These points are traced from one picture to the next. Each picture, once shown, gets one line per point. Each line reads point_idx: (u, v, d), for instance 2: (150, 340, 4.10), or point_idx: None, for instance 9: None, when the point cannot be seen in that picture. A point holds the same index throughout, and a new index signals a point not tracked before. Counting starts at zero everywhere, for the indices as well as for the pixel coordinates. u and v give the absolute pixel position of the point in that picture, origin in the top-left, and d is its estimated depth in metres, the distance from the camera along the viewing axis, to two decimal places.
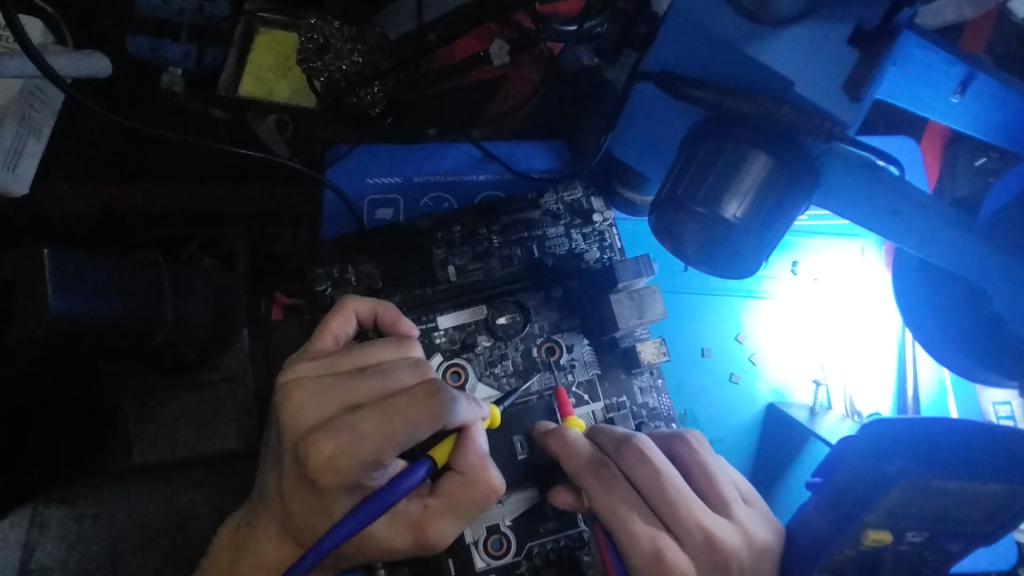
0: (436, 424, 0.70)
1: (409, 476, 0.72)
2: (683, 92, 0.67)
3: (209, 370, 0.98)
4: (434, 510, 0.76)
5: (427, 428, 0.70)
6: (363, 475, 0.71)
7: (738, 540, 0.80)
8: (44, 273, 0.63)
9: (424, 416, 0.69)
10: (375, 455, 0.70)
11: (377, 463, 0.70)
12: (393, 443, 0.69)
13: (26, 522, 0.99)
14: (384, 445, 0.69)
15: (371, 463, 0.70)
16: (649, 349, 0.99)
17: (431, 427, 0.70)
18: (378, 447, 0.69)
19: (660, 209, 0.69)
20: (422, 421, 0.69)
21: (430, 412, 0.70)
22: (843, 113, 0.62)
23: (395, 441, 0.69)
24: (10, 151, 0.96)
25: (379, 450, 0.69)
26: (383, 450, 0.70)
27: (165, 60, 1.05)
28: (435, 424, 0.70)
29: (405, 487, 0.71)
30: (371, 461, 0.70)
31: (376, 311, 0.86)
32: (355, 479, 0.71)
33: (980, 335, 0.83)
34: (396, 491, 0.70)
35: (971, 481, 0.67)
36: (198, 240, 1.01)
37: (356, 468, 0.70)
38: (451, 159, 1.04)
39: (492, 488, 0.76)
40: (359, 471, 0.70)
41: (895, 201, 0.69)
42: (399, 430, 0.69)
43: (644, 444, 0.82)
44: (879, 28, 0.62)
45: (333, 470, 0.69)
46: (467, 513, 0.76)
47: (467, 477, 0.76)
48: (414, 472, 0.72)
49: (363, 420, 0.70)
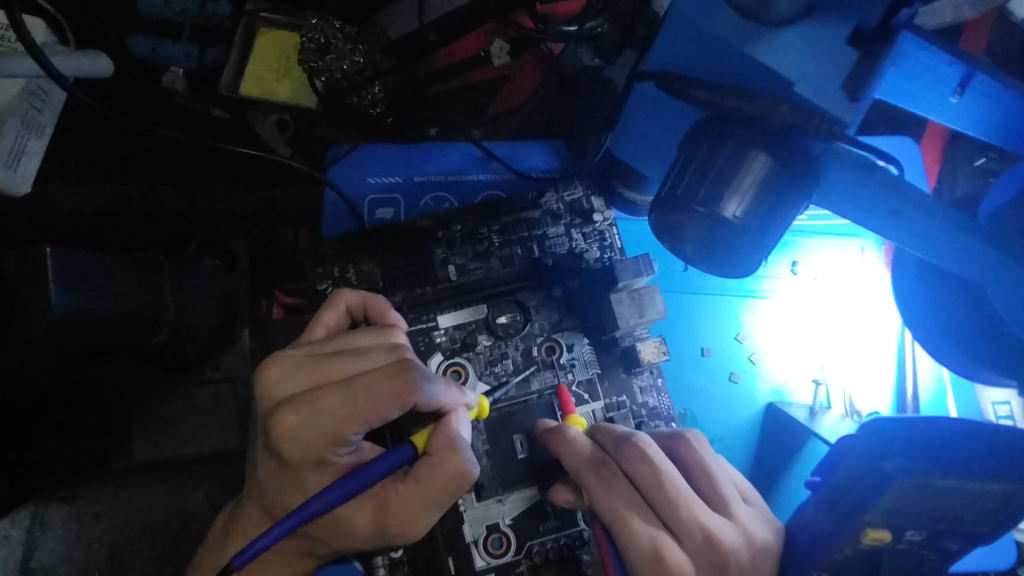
0: (404, 403, 0.70)
1: (381, 460, 0.73)
2: (682, 91, 0.68)
3: (209, 369, 1.00)
4: (404, 496, 0.74)
5: (394, 407, 0.70)
6: (327, 453, 0.72)
7: (738, 540, 0.80)
8: (46, 272, 0.64)
9: (389, 394, 0.69)
10: (338, 430, 0.70)
11: (341, 439, 0.71)
12: (356, 418, 0.70)
13: (27, 521, 0.98)
14: (348, 420, 0.70)
15: (334, 439, 0.71)
16: (649, 348, 0.99)
17: (399, 406, 0.70)
18: (341, 421, 0.70)
19: (660, 208, 0.69)
20: (388, 398, 0.69)
21: (396, 390, 0.70)
22: (844, 113, 0.62)
23: (359, 416, 0.70)
24: (11, 151, 0.96)
25: (342, 424, 0.70)
26: (346, 426, 0.70)
27: (167, 60, 1.06)
28: (401, 404, 0.70)
29: (376, 471, 0.73)
30: (334, 436, 0.70)
31: (366, 303, 0.87)
32: (319, 455, 0.72)
33: (979, 335, 0.83)
34: (369, 474, 0.72)
35: (969, 480, 0.67)
36: (198, 240, 1.01)
37: (317, 442, 0.71)
38: (453, 159, 1.04)
39: (463, 472, 0.74)
40: (322, 446, 0.71)
41: (895, 201, 0.69)
42: (363, 406, 0.69)
43: (644, 443, 0.83)
44: (878, 30, 0.63)
45: (295, 443, 0.70)
46: (437, 498, 0.74)
47: (434, 459, 0.74)
48: (385, 457, 0.74)
49: (327, 395, 0.70)
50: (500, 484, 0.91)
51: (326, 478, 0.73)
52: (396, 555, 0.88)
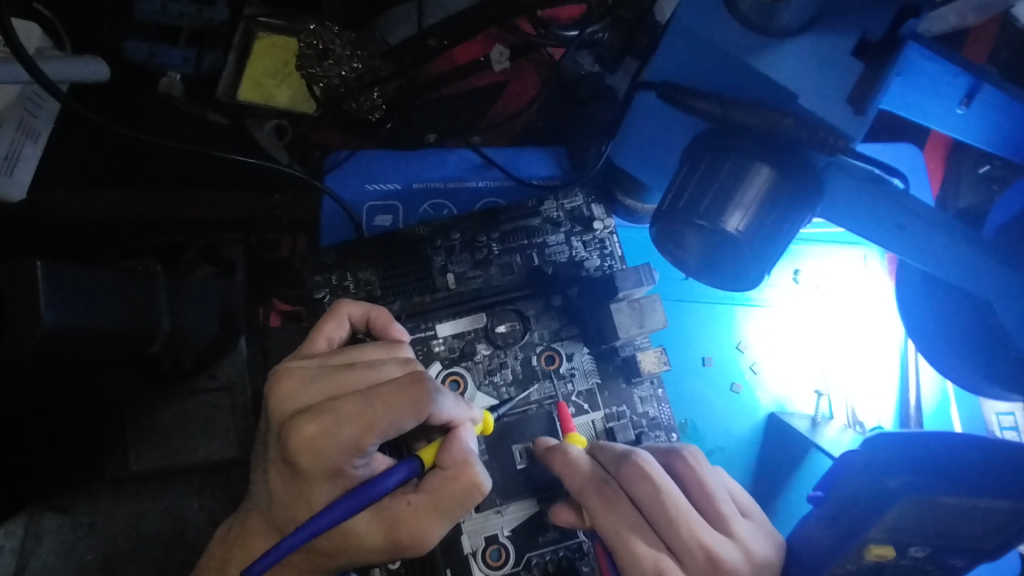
0: (420, 413, 0.69)
1: (391, 474, 0.72)
2: (685, 102, 0.66)
3: (207, 377, 0.97)
4: (417, 508, 0.73)
5: (411, 417, 0.69)
6: (345, 463, 0.71)
7: (738, 556, 0.79)
8: (37, 285, 0.62)
9: (405, 403, 0.69)
10: (357, 440, 0.69)
11: (357, 450, 0.70)
12: (374, 429, 0.69)
13: (22, 530, 0.97)
14: (366, 431, 0.69)
15: (352, 449, 0.69)
16: (649, 358, 0.98)
17: (414, 417, 0.69)
18: (358, 432, 0.69)
19: (661, 221, 0.68)
20: (404, 408, 0.68)
21: (413, 400, 0.69)
22: (849, 128, 0.61)
23: (376, 427, 0.68)
24: (7, 157, 0.96)
25: (360, 435, 0.69)
26: (364, 437, 0.69)
27: (164, 65, 1.04)
28: (417, 415, 0.69)
29: (384, 485, 0.71)
30: (351, 447, 0.69)
31: (369, 316, 0.86)
32: (336, 466, 0.70)
33: (982, 345, 0.82)
34: (377, 488, 0.70)
35: (973, 498, 0.66)
36: (194, 247, 0.99)
37: (337, 454, 0.69)
38: (453, 166, 1.07)
39: (475, 485, 0.74)
40: (339, 457, 0.70)
41: (898, 213, 0.68)
42: (381, 417, 0.68)
43: (643, 460, 0.82)
44: (884, 40, 0.61)
45: (314, 453, 0.69)
46: (450, 510, 0.74)
47: (449, 472, 0.74)
48: (396, 471, 0.72)
49: (345, 404, 0.70)
50: (499, 494, 0.91)
51: (322, 491, 0.72)
52: (394, 566, 0.87)
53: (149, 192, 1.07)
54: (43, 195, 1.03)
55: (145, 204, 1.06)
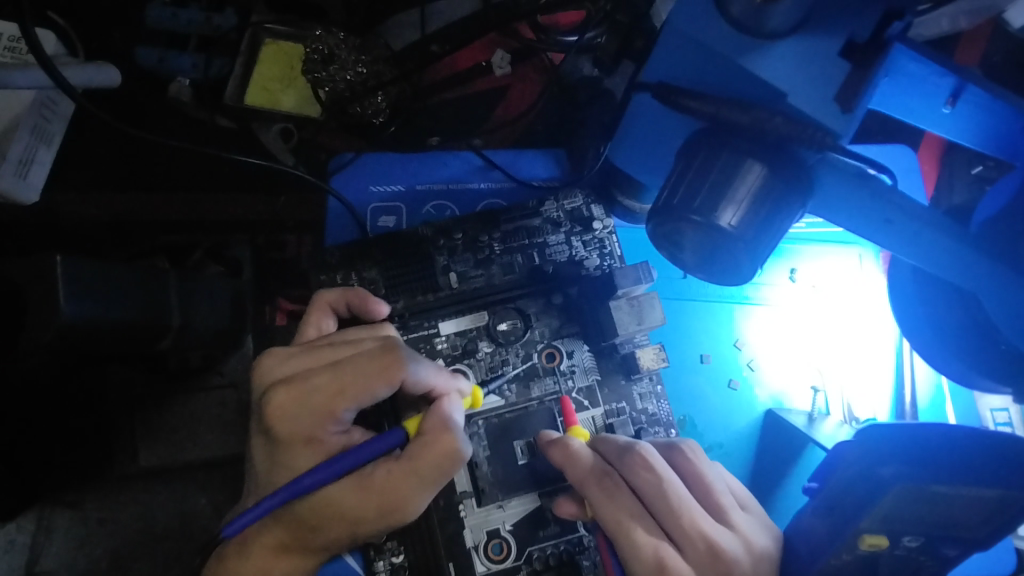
0: (391, 379, 0.71)
1: (376, 439, 0.73)
2: (679, 102, 0.68)
3: (214, 375, 1.03)
4: (396, 475, 0.73)
5: (382, 385, 0.72)
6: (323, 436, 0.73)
7: (739, 548, 0.81)
8: (56, 279, 0.64)
9: (376, 370, 0.71)
10: (329, 406, 0.72)
11: (331, 417, 0.72)
12: (345, 395, 0.71)
13: (32, 526, 0.99)
14: (337, 398, 0.71)
15: (327, 416, 0.72)
16: (648, 355, 1.00)
17: (387, 384, 0.72)
18: (330, 399, 0.71)
19: (658, 218, 0.70)
20: (376, 375, 0.71)
21: (384, 366, 0.71)
22: (835, 125, 0.63)
23: (347, 393, 0.71)
24: (21, 160, 0.99)
25: (331, 401, 0.71)
26: (336, 403, 0.71)
27: (175, 70, 1.09)
28: (390, 381, 0.72)
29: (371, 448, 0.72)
30: (325, 413, 0.72)
31: (347, 298, 0.89)
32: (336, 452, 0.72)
33: (971, 336, 0.85)
34: (362, 451, 0.72)
35: (961, 486, 0.67)
36: (202, 248, 1.04)
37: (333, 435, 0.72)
38: (455, 168, 1.08)
39: (455, 450, 0.74)
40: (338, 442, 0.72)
41: (886, 209, 0.70)
42: (351, 384, 0.71)
43: (646, 451, 0.84)
44: (870, 42, 0.63)
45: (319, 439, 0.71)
46: (430, 477, 0.73)
47: (426, 437, 0.74)
48: (382, 436, 0.74)
49: (317, 375, 0.72)
50: (500, 489, 0.92)
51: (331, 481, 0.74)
52: (398, 559, 0.90)
53: (159, 194, 1.10)
54: (56, 199, 1.06)
55: (155, 207, 1.10)
